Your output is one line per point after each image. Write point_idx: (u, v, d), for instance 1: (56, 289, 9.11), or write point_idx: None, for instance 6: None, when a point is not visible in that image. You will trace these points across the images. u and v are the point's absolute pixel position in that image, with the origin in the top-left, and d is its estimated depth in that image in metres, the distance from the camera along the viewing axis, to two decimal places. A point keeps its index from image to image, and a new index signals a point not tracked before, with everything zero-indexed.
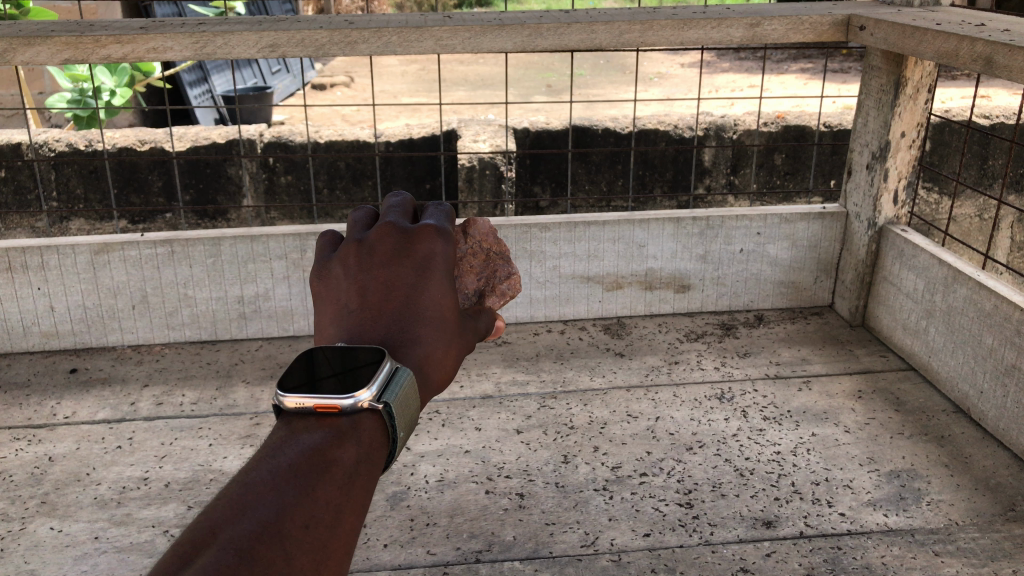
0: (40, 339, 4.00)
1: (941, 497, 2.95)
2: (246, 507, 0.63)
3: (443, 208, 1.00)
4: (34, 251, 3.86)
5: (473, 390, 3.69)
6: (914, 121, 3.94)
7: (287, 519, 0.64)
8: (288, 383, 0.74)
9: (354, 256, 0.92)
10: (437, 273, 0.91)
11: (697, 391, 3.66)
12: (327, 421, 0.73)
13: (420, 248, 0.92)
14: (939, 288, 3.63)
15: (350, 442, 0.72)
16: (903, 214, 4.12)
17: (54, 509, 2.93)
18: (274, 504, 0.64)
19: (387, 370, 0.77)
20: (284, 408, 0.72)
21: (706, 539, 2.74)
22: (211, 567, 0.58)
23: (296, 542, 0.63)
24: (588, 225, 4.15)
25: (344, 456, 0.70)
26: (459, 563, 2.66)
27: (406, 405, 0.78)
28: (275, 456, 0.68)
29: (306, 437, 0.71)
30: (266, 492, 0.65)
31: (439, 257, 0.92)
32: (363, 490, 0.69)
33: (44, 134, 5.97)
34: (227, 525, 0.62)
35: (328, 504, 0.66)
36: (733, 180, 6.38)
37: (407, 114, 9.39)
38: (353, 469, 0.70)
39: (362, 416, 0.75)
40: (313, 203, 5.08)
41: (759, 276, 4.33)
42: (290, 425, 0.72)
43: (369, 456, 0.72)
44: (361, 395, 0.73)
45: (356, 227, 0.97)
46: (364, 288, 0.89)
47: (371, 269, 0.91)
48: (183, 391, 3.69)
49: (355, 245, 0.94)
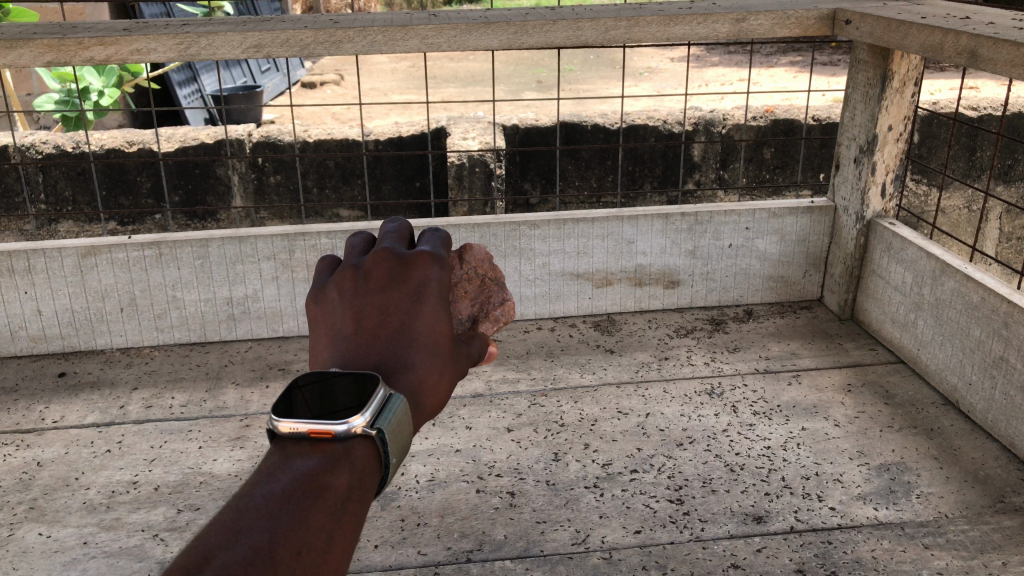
0: (28, 343, 3.99)
1: (930, 490, 2.95)
2: (240, 534, 0.63)
3: (440, 233, 0.99)
4: (20, 255, 3.84)
5: (463, 389, 3.69)
6: (900, 115, 3.95)
7: (280, 546, 0.64)
8: (281, 409, 0.73)
9: (350, 282, 0.93)
10: (431, 299, 0.91)
11: (688, 386, 3.67)
12: (320, 447, 0.72)
13: (415, 274, 0.92)
14: (927, 280, 3.64)
15: (344, 467, 0.72)
16: (891, 208, 4.13)
17: (42, 515, 2.91)
18: (267, 529, 0.64)
19: (380, 397, 0.76)
20: (277, 434, 0.72)
21: (697, 535, 2.75)
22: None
23: (290, 567, 0.63)
24: (577, 222, 4.14)
25: (337, 483, 0.70)
26: (449, 563, 2.66)
27: (399, 431, 0.77)
28: (268, 483, 0.68)
29: (299, 464, 0.71)
30: (258, 519, 0.64)
31: (433, 282, 0.92)
32: (355, 517, 0.69)
33: (31, 136, 5.95)
34: (221, 552, 0.61)
35: (319, 532, 0.66)
36: (723, 175, 6.38)
37: (398, 112, 9.37)
38: (346, 494, 0.70)
39: (355, 441, 0.74)
40: (301, 203, 5.08)
41: (748, 270, 4.34)
42: (282, 450, 0.72)
43: (363, 482, 0.72)
44: (355, 421, 0.73)
45: (352, 253, 0.98)
46: (360, 313, 0.89)
47: (365, 293, 0.91)
48: (172, 393, 3.68)
49: (351, 270, 0.95)
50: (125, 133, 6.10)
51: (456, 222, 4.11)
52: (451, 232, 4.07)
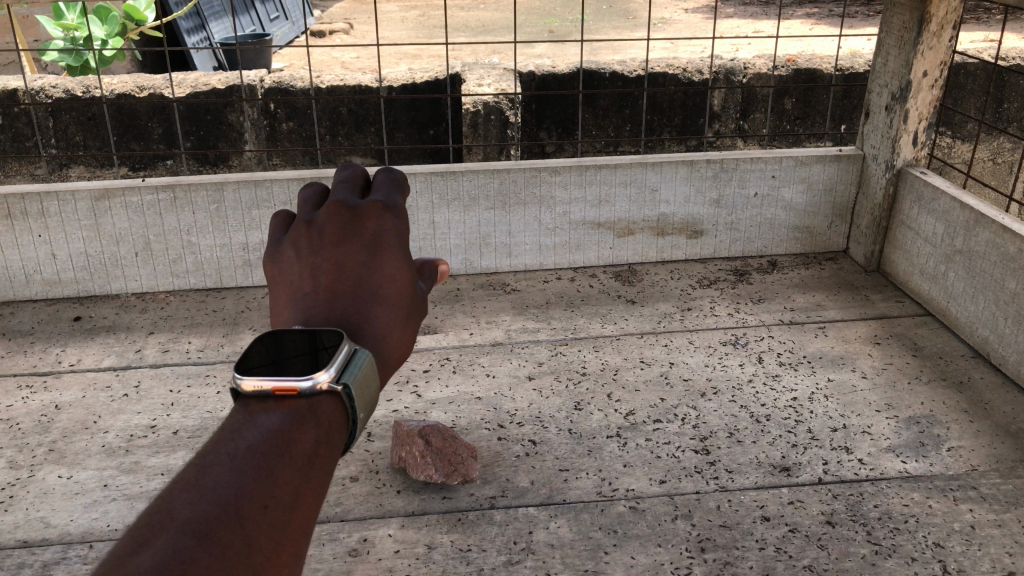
0: (42, 287, 3.94)
1: (960, 443, 2.90)
2: (205, 486, 0.51)
3: (396, 173, 0.79)
4: (33, 197, 3.78)
5: (483, 337, 3.64)
6: (936, 60, 3.83)
7: (248, 499, 0.52)
8: (242, 367, 0.60)
9: (299, 243, 0.74)
10: (391, 251, 0.73)
11: (711, 336, 3.61)
12: (286, 402, 0.59)
13: (367, 227, 0.73)
14: (960, 231, 3.55)
15: (310, 425, 0.59)
16: (922, 157, 4.03)
17: (62, 458, 2.89)
18: (235, 480, 0.52)
19: (344, 352, 0.64)
20: (240, 393, 0.59)
21: (724, 486, 2.71)
22: (167, 554, 0.46)
23: (257, 524, 0.52)
24: (599, 169, 4.05)
25: (304, 438, 0.57)
26: (473, 510, 2.63)
27: (366, 384, 0.65)
28: (232, 438, 0.55)
29: (264, 419, 0.58)
30: (223, 472, 0.52)
31: (393, 232, 0.73)
32: (324, 474, 0.56)
33: (41, 80, 5.85)
34: (183, 504, 0.50)
35: (288, 486, 0.54)
36: (743, 125, 6.25)
37: (410, 60, 9.20)
38: (314, 450, 0.57)
39: (321, 398, 0.61)
40: (315, 148, 4.99)
41: (773, 220, 4.25)
42: (244, 406, 0.59)
43: (332, 441, 0.59)
44: (320, 376, 0.60)
45: (299, 205, 0.78)
46: (313, 277, 0.72)
47: (318, 250, 0.73)
48: (188, 338, 3.64)
49: (304, 223, 0.75)
50: (135, 77, 5.99)
51: (476, 168, 4.02)
52: (471, 178, 3.98)
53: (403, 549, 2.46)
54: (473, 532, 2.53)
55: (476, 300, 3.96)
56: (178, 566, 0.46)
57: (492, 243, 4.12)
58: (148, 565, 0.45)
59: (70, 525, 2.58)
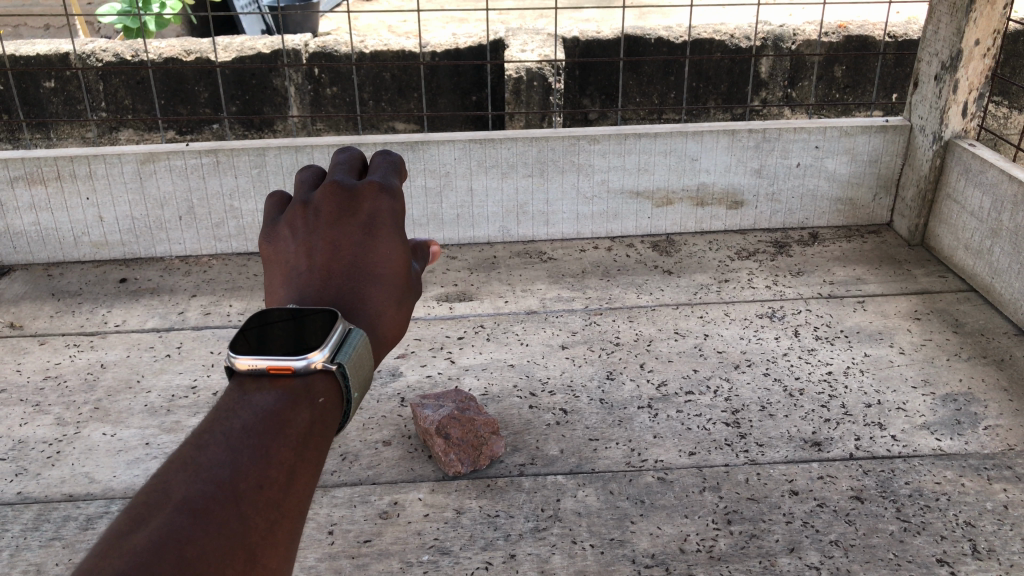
0: (90, 250, 4.05)
1: (998, 422, 2.86)
2: (201, 466, 0.58)
3: (390, 159, 0.95)
4: (81, 160, 3.86)
5: (518, 305, 3.66)
6: (989, 28, 3.72)
7: (244, 478, 0.58)
8: (240, 349, 0.69)
9: (301, 219, 0.89)
10: (385, 230, 0.87)
11: (748, 309, 3.58)
12: (280, 381, 0.67)
13: (365, 206, 0.88)
14: (1007, 205, 3.46)
15: (304, 402, 0.66)
16: (971, 128, 3.93)
17: (107, 415, 2.99)
18: (229, 461, 0.59)
19: (338, 333, 0.73)
20: (236, 371, 0.67)
21: (754, 458, 2.71)
22: (161, 533, 0.53)
23: (253, 501, 0.58)
24: (639, 137, 4.01)
25: (299, 418, 0.64)
26: (503, 476, 2.66)
27: (360, 364, 0.74)
28: (229, 418, 0.62)
29: (259, 399, 0.65)
30: (220, 452, 0.59)
31: (387, 213, 0.88)
32: (317, 451, 0.63)
33: (92, 43, 5.91)
34: (182, 485, 0.56)
35: (283, 463, 0.60)
36: (791, 93, 6.11)
37: (455, 23, 9.11)
38: (308, 428, 0.64)
39: (316, 377, 0.69)
40: (356, 114, 4.99)
41: (815, 191, 4.18)
42: (241, 386, 0.66)
43: (324, 415, 0.66)
44: (314, 356, 0.68)
45: (301, 188, 0.94)
46: (314, 248, 0.87)
47: (317, 229, 0.88)
48: (229, 301, 3.72)
49: (302, 206, 0.90)
50: (183, 42, 6.04)
51: (515, 135, 4.00)
52: (508, 144, 3.97)
53: (432, 513, 2.51)
54: (501, 499, 2.57)
55: (512, 269, 3.97)
56: (170, 545, 0.53)
57: (529, 211, 4.13)
58: (144, 544, 0.52)
59: (114, 481, 2.68)
